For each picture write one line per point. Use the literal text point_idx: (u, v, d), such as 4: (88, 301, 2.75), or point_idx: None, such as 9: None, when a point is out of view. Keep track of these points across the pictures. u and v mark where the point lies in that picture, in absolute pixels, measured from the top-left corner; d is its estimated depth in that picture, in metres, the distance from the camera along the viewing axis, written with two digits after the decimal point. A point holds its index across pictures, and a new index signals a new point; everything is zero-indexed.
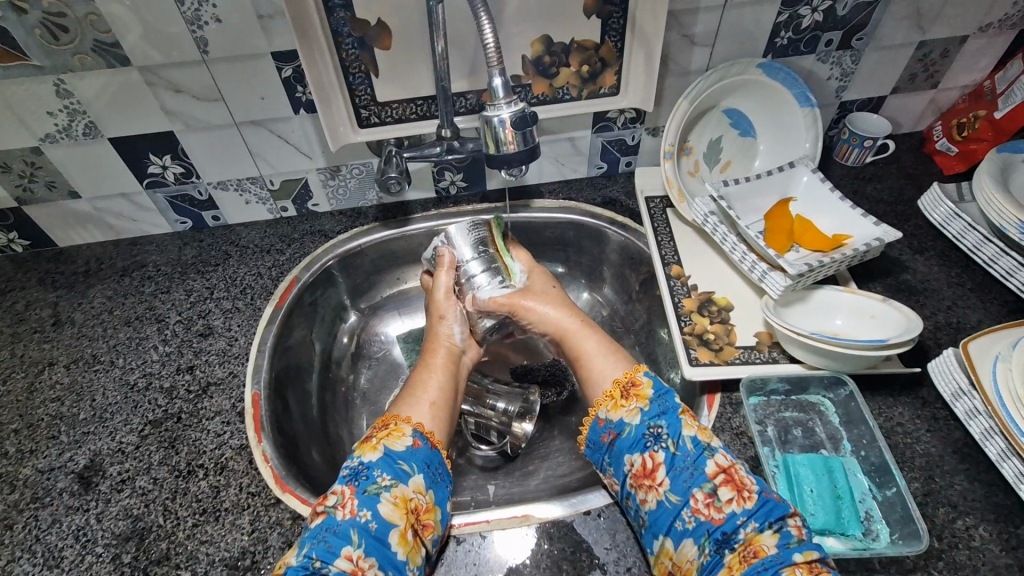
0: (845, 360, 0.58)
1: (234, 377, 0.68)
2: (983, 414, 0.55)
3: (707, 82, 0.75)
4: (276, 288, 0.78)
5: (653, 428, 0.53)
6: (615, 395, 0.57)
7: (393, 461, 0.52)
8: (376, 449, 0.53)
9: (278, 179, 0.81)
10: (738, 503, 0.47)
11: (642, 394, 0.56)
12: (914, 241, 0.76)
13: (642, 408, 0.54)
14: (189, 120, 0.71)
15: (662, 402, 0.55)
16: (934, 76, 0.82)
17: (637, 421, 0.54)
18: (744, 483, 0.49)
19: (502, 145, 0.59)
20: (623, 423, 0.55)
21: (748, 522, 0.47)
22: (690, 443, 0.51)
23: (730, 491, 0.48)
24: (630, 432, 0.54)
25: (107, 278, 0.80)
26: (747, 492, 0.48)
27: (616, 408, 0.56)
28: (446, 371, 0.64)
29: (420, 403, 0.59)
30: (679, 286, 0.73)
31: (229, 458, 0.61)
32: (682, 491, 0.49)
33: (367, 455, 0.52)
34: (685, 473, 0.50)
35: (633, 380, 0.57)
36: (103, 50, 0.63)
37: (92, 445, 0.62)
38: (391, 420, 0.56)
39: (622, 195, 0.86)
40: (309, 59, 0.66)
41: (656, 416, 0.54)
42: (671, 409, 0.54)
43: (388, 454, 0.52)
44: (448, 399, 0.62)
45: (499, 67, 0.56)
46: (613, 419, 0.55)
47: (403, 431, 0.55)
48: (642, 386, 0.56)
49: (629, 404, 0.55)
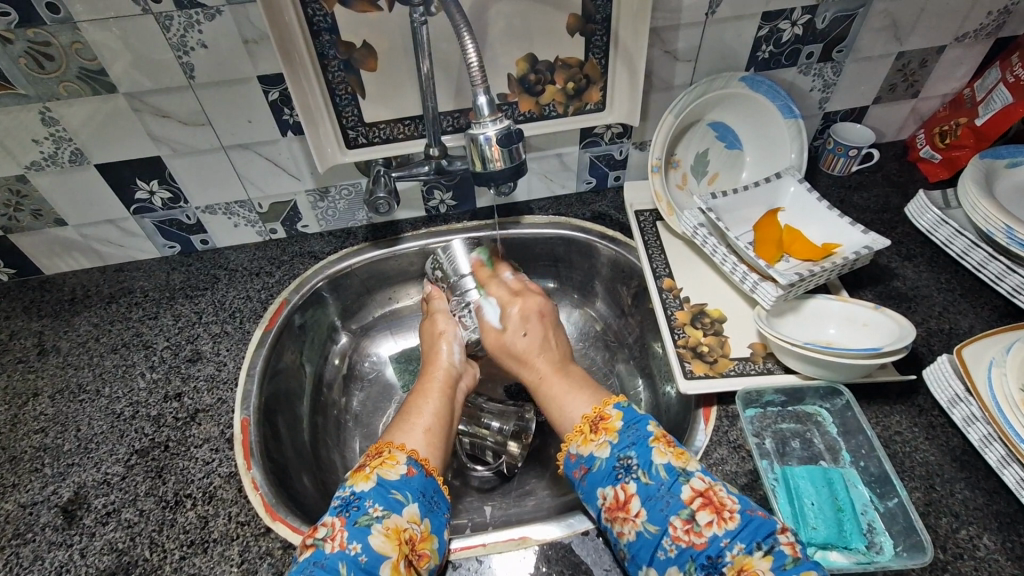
0: (840, 369, 0.57)
1: (223, 404, 0.67)
2: (981, 420, 0.55)
3: (690, 98, 0.76)
4: (266, 311, 0.77)
5: (624, 459, 0.52)
6: (585, 430, 0.56)
7: (386, 491, 0.51)
8: (369, 479, 0.52)
9: (267, 203, 0.81)
10: (719, 525, 0.46)
11: (610, 426, 0.54)
12: (902, 248, 0.76)
13: (610, 442, 0.53)
14: (176, 145, 0.71)
15: (632, 432, 0.53)
16: (914, 85, 0.83)
17: (608, 455, 0.53)
18: (723, 504, 0.47)
19: (489, 162, 0.59)
20: (593, 457, 0.54)
21: (733, 544, 0.45)
22: (664, 470, 0.50)
23: (710, 513, 0.47)
24: (601, 465, 0.53)
25: (94, 305, 0.79)
26: (728, 512, 0.46)
27: (586, 443, 0.55)
28: (443, 394, 0.64)
29: (415, 426, 0.59)
30: (671, 299, 0.72)
31: (218, 486, 0.60)
32: (660, 519, 0.47)
33: (360, 484, 0.51)
34: (662, 501, 0.48)
35: (602, 415, 0.56)
36: (89, 77, 0.63)
37: (76, 477, 0.61)
38: (385, 447, 0.55)
39: (612, 209, 0.86)
40: (295, 83, 0.66)
41: (626, 448, 0.52)
42: (641, 438, 0.52)
43: (381, 484, 0.51)
44: (442, 426, 0.61)
45: (484, 85, 0.56)
46: (584, 453, 0.54)
47: (396, 459, 0.54)
48: (610, 419, 0.55)
49: (598, 438, 0.54)
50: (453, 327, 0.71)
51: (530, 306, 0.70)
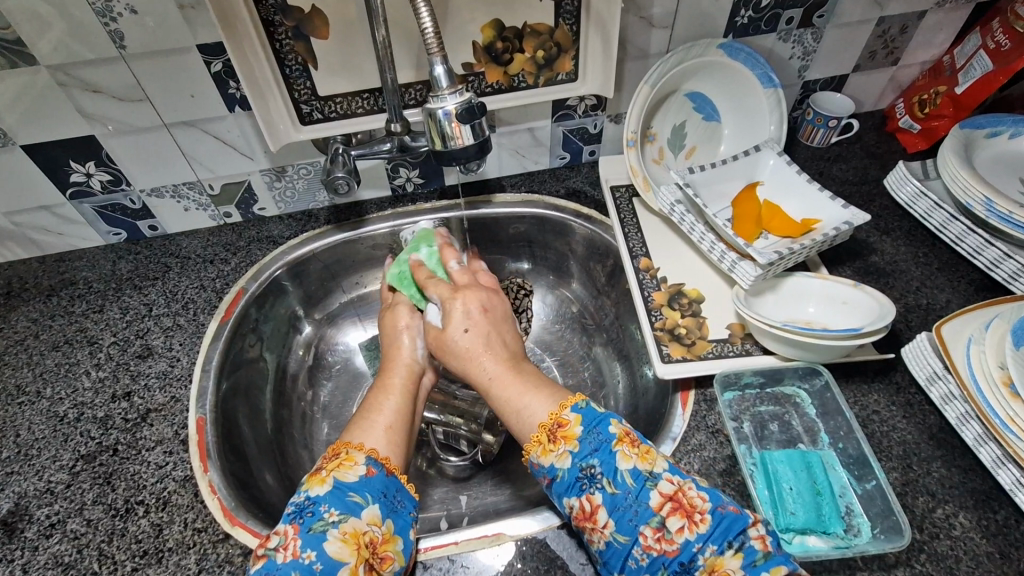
0: (819, 350, 0.56)
1: (176, 403, 0.63)
2: (959, 398, 0.54)
3: (667, 66, 0.72)
4: (221, 301, 0.72)
5: (586, 470, 0.47)
6: (542, 439, 0.49)
7: (343, 494, 0.48)
8: (325, 482, 0.48)
9: (218, 184, 0.75)
10: (690, 530, 0.44)
11: (569, 434, 0.49)
12: (881, 221, 0.75)
13: (570, 451, 0.48)
14: (112, 123, 0.65)
15: (593, 437, 0.48)
16: (895, 52, 0.81)
17: (569, 465, 0.48)
18: (693, 506, 0.45)
19: (449, 140, 0.55)
20: (554, 467, 0.48)
21: (705, 547, 0.43)
22: (629, 478, 0.46)
23: (680, 518, 0.45)
24: (563, 476, 0.48)
25: (32, 299, 0.74)
26: (699, 514, 0.45)
27: (545, 454, 0.49)
28: (405, 387, 0.61)
29: (376, 422, 0.56)
30: (648, 280, 0.70)
31: (172, 492, 0.56)
32: (629, 530, 0.45)
33: (315, 489, 0.48)
34: (629, 511, 0.45)
35: (559, 420, 0.50)
36: (4, 49, 0.57)
37: (16, 487, 0.56)
38: (342, 448, 0.52)
39: (587, 185, 0.83)
40: (238, 53, 0.60)
41: (587, 456, 0.47)
42: (604, 444, 0.48)
43: (338, 487, 0.48)
44: (405, 423, 0.58)
45: (442, 54, 0.52)
46: (544, 465, 0.49)
47: (354, 460, 0.50)
48: (568, 425, 0.49)
49: (557, 449, 0.48)
50: (417, 321, 0.66)
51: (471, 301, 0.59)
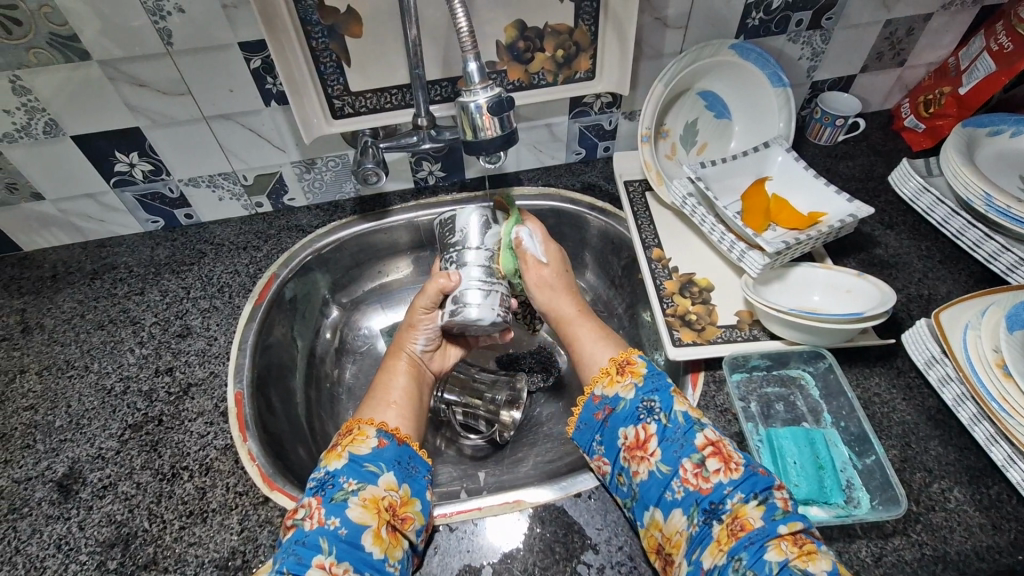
0: (823, 333, 0.59)
1: (215, 378, 0.67)
2: (956, 380, 0.57)
3: (680, 66, 0.75)
4: (255, 285, 0.76)
5: (647, 402, 0.54)
6: (611, 372, 0.58)
7: (358, 465, 0.52)
8: (340, 457, 0.53)
9: (252, 175, 0.79)
10: (725, 474, 0.48)
11: (635, 370, 0.57)
12: (884, 216, 0.78)
13: (635, 384, 0.55)
14: (156, 115, 0.69)
15: (656, 379, 0.56)
16: (901, 54, 0.83)
17: (632, 396, 0.55)
18: (730, 456, 0.49)
19: (479, 131, 0.59)
20: (618, 397, 0.55)
21: (734, 492, 0.47)
22: (681, 417, 0.52)
23: (718, 462, 0.49)
24: (624, 406, 0.55)
25: (77, 281, 0.78)
26: (734, 463, 0.49)
27: (611, 384, 0.57)
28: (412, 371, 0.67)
29: (385, 396, 0.62)
30: (661, 269, 0.73)
31: (214, 458, 0.60)
32: (672, 460, 0.50)
33: (332, 463, 0.52)
34: (676, 443, 0.51)
35: (627, 359, 0.58)
36: (60, 44, 0.61)
37: (70, 453, 0.61)
38: (355, 424, 0.56)
39: (601, 179, 0.86)
40: (277, 50, 0.64)
41: (650, 392, 0.54)
42: (664, 386, 0.55)
43: (353, 459, 0.52)
44: (413, 402, 0.63)
45: (474, 51, 0.55)
46: (608, 394, 0.56)
47: (366, 434, 0.55)
48: (636, 364, 0.57)
49: (624, 380, 0.56)
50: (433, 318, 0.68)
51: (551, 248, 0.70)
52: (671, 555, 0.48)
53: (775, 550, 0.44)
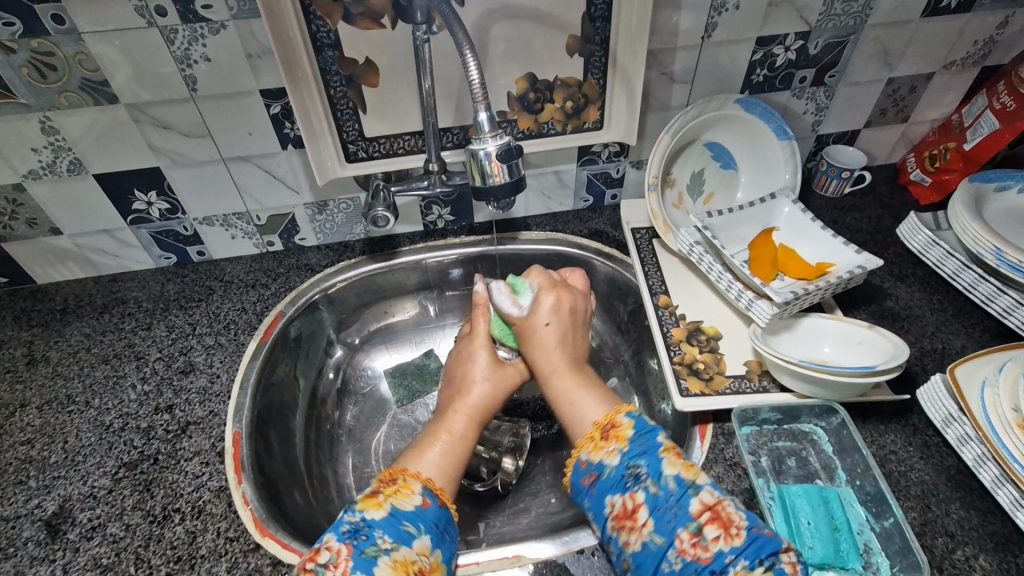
0: (835, 387, 0.58)
1: (214, 417, 0.66)
2: (975, 440, 0.55)
3: (686, 118, 0.77)
4: (261, 323, 0.77)
5: (633, 468, 0.51)
6: (595, 436, 0.55)
7: (398, 521, 0.49)
8: (382, 507, 0.50)
9: (265, 214, 0.81)
10: (725, 541, 0.45)
11: (621, 434, 0.54)
12: (894, 268, 0.77)
13: (619, 449, 0.53)
14: (176, 156, 0.71)
15: (642, 441, 0.53)
16: (904, 110, 0.85)
17: (618, 462, 0.52)
18: (731, 520, 0.47)
19: (488, 177, 0.60)
20: (602, 464, 0.53)
21: (736, 560, 0.44)
22: (673, 482, 0.49)
23: (717, 528, 0.46)
24: (610, 473, 0.52)
25: (86, 315, 0.79)
26: (735, 528, 0.46)
27: (596, 450, 0.54)
28: (473, 418, 0.64)
29: (434, 448, 0.60)
30: (667, 316, 0.73)
31: (206, 501, 0.59)
32: (666, 530, 0.47)
33: (371, 511, 0.49)
34: (669, 512, 0.48)
35: (614, 422, 0.56)
36: (91, 88, 0.64)
37: (62, 491, 0.59)
38: (398, 475, 0.54)
39: (608, 226, 0.87)
40: (296, 95, 0.66)
41: (636, 456, 0.52)
42: (652, 448, 0.52)
43: (394, 514, 0.50)
44: (463, 457, 0.61)
45: (485, 101, 0.57)
46: (593, 461, 0.54)
47: (412, 488, 0.53)
48: (622, 427, 0.55)
49: (608, 445, 0.54)
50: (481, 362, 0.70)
51: (563, 300, 0.67)
52: None
53: None
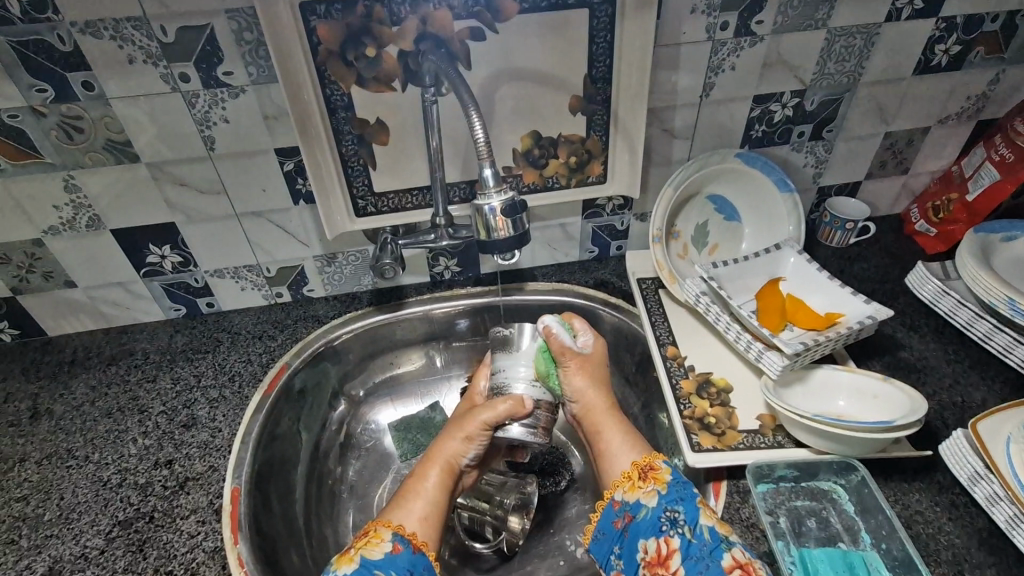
0: (852, 442, 0.56)
1: (214, 472, 0.65)
2: (1006, 500, 0.52)
3: (688, 171, 0.79)
4: (265, 375, 0.76)
5: (670, 512, 0.52)
6: (633, 476, 0.56)
7: (370, 572, 0.50)
8: (353, 560, 0.51)
9: (275, 267, 0.82)
10: None
11: (659, 476, 0.55)
12: (906, 318, 0.76)
13: (658, 491, 0.54)
14: (191, 212, 0.74)
15: (680, 488, 0.54)
16: (903, 163, 0.86)
17: (654, 504, 0.53)
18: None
19: (493, 231, 0.61)
20: (637, 504, 0.54)
21: None
22: (707, 534, 0.50)
23: None
24: (645, 515, 0.53)
25: (93, 367, 0.79)
26: None
27: (632, 490, 0.55)
28: (446, 472, 0.61)
29: (415, 499, 0.58)
30: (676, 367, 0.72)
31: (200, 563, 0.57)
32: None
33: (343, 568, 0.51)
34: (701, 563, 0.49)
35: (651, 465, 0.57)
36: (115, 149, 0.66)
37: (53, 551, 0.58)
38: (373, 525, 0.54)
39: (614, 277, 0.87)
40: (309, 153, 0.69)
41: (674, 501, 0.53)
42: (689, 497, 0.53)
43: (365, 565, 0.51)
44: (441, 508, 0.59)
45: (489, 158, 0.59)
46: (629, 500, 0.55)
47: (381, 537, 0.53)
48: (660, 470, 0.56)
49: (646, 486, 0.55)
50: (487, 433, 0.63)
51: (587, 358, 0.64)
52: None
53: None
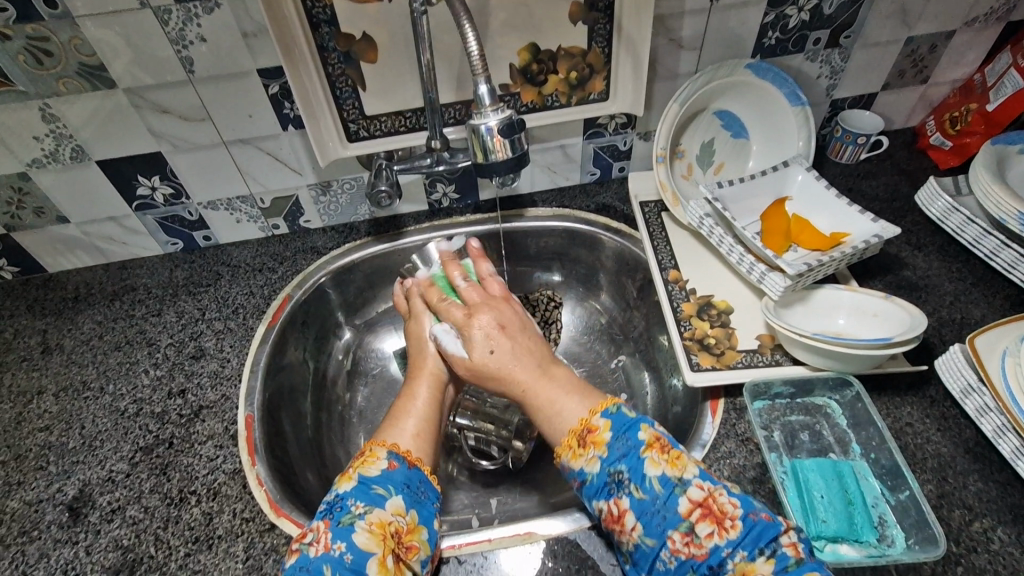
0: (849, 360, 0.56)
1: (226, 401, 0.67)
2: (995, 411, 0.54)
3: (695, 85, 0.74)
4: (269, 307, 0.77)
5: (615, 474, 0.50)
6: (573, 443, 0.53)
7: (368, 487, 0.51)
8: (352, 479, 0.52)
9: (269, 197, 0.80)
10: (719, 536, 0.46)
11: (599, 439, 0.52)
12: (912, 236, 0.75)
13: (599, 456, 0.51)
14: (177, 141, 0.71)
15: (622, 442, 0.51)
16: (923, 71, 0.81)
17: (598, 469, 0.51)
18: (723, 513, 0.47)
19: (491, 154, 0.58)
20: (584, 471, 0.52)
21: (734, 552, 0.45)
22: (657, 484, 0.48)
23: (710, 524, 0.46)
24: (592, 480, 0.51)
25: (97, 303, 0.79)
26: (728, 521, 0.46)
27: (575, 458, 0.53)
28: (434, 382, 0.65)
29: (405, 417, 0.60)
30: (677, 291, 0.71)
31: (222, 483, 0.59)
32: (657, 534, 0.47)
33: (343, 485, 0.51)
34: (657, 516, 0.47)
35: (590, 426, 0.53)
36: (89, 74, 0.63)
37: (81, 475, 0.61)
38: (369, 445, 0.55)
39: (617, 200, 0.85)
40: (295, 75, 0.65)
41: (615, 462, 0.50)
42: (632, 450, 0.50)
43: (362, 481, 0.51)
44: (432, 426, 0.61)
45: (485, 74, 0.55)
46: (574, 468, 0.53)
47: (377, 455, 0.54)
48: (599, 431, 0.52)
49: (587, 453, 0.52)
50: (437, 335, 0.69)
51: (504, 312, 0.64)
52: None
53: None
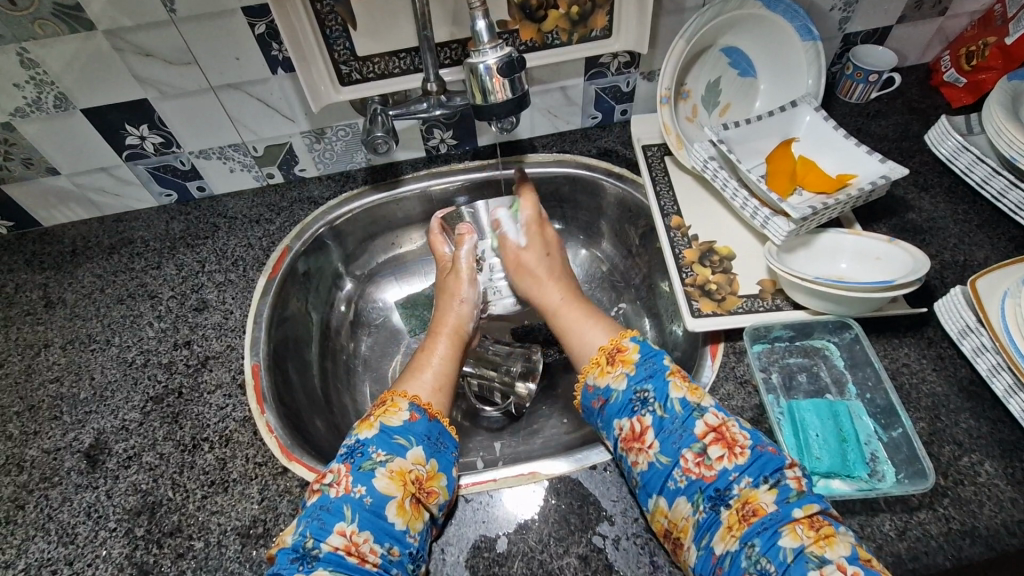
0: (850, 303, 0.57)
1: (232, 351, 0.68)
2: (991, 350, 0.54)
3: (704, 19, 0.71)
4: (268, 258, 0.76)
5: (640, 392, 0.53)
6: (602, 361, 0.58)
7: (389, 437, 0.52)
8: (373, 426, 0.53)
9: (262, 146, 0.78)
10: (729, 459, 0.48)
11: (627, 358, 0.56)
12: (919, 178, 0.73)
13: (626, 373, 0.55)
14: (163, 87, 0.68)
15: (648, 365, 0.55)
16: (942, 2, 0.77)
17: (625, 387, 0.55)
18: (735, 440, 0.49)
19: (490, 95, 0.56)
20: (610, 388, 0.56)
21: (741, 477, 0.47)
22: (678, 405, 0.51)
23: (721, 448, 0.48)
24: (618, 397, 0.55)
25: (96, 256, 0.79)
26: (739, 448, 0.48)
27: (603, 374, 0.57)
28: (453, 339, 0.67)
29: (423, 372, 0.62)
30: (679, 238, 0.71)
31: (233, 430, 0.61)
32: (672, 451, 0.49)
33: (364, 432, 0.53)
34: (674, 434, 0.50)
35: (619, 346, 0.58)
36: (65, 14, 0.59)
37: (95, 424, 0.62)
38: (389, 396, 0.57)
39: (619, 145, 0.83)
40: (281, 13, 0.62)
41: (643, 380, 0.54)
42: (659, 371, 0.54)
43: (384, 430, 0.53)
44: (450, 382, 0.62)
45: (482, 9, 0.53)
46: (601, 385, 0.57)
47: (399, 406, 0.55)
48: (628, 351, 0.57)
49: (615, 369, 0.56)
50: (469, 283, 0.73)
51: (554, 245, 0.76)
52: (681, 541, 0.47)
53: (790, 534, 0.43)
